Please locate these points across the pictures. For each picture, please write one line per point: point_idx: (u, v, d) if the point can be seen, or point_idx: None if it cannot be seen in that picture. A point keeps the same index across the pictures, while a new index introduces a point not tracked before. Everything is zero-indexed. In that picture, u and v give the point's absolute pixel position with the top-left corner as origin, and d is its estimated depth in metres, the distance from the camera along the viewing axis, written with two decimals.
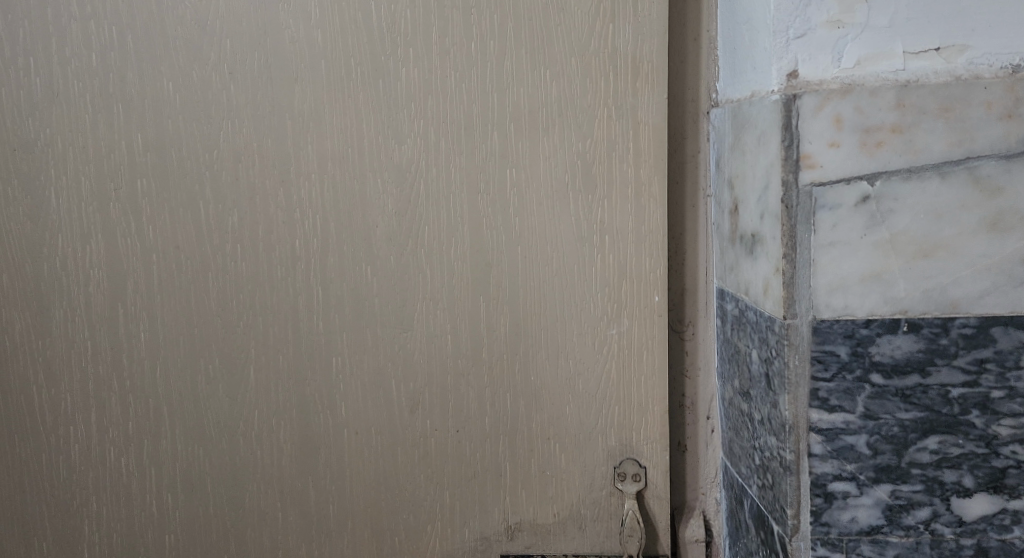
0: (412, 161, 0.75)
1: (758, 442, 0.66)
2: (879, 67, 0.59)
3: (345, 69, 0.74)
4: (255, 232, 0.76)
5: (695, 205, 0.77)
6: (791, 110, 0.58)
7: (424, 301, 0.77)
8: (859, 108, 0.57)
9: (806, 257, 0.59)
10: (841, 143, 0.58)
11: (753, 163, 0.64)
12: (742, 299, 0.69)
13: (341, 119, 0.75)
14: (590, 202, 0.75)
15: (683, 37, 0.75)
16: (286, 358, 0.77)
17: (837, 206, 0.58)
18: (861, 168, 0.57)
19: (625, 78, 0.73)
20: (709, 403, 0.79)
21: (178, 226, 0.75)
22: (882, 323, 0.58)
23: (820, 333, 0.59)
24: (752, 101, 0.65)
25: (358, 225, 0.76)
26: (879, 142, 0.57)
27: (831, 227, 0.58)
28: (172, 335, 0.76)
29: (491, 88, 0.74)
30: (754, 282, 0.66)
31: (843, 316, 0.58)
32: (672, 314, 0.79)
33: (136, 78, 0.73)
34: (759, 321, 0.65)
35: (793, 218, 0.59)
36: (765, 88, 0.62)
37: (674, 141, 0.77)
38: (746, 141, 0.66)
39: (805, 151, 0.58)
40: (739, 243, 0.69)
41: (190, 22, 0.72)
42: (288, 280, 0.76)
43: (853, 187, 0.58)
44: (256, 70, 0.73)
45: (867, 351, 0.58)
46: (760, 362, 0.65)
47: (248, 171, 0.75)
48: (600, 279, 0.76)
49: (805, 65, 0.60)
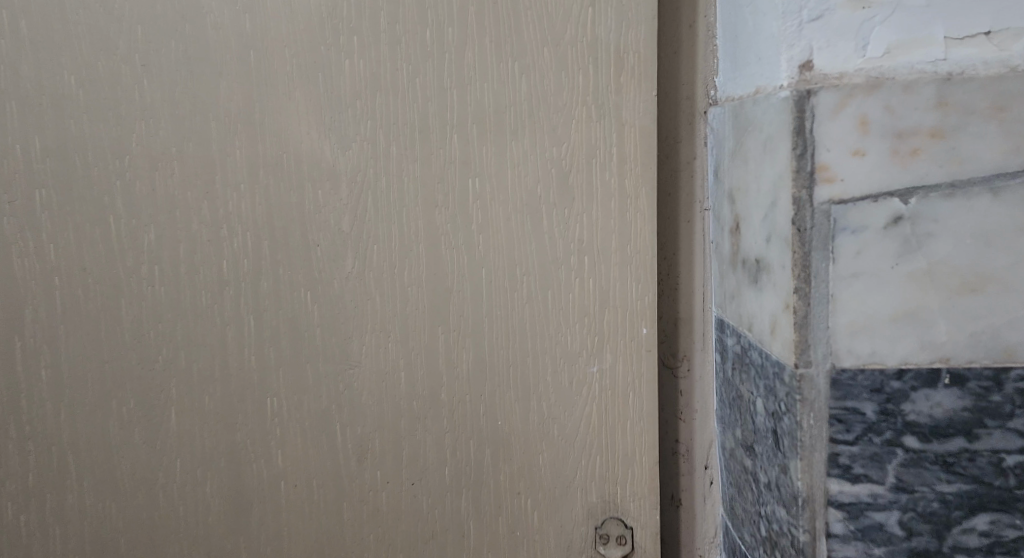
0: (357, 170, 0.64)
1: (763, 510, 0.55)
2: (913, 56, 0.47)
3: (279, 60, 0.63)
4: (175, 252, 0.65)
5: (690, 221, 0.66)
6: (804, 110, 0.47)
7: (374, 333, 0.66)
8: (889, 107, 0.47)
9: (823, 292, 0.48)
10: (866, 150, 0.47)
11: (757, 174, 0.53)
12: (745, 335, 0.58)
13: (274, 120, 0.63)
14: (567, 218, 0.64)
15: (675, 24, 0.64)
16: (213, 399, 0.66)
17: (862, 229, 0.47)
18: (892, 182, 0.47)
19: (607, 71, 0.62)
20: (707, 450, 0.68)
21: (85, 245, 0.64)
22: (917, 374, 0.47)
23: (841, 387, 0.48)
24: (756, 99, 0.54)
25: (296, 244, 0.65)
26: (916, 150, 0.46)
27: (855, 256, 0.47)
28: (79, 372, 0.65)
29: (449, 84, 0.63)
30: (758, 317, 0.55)
31: (869, 365, 0.47)
32: (663, 347, 0.68)
33: (34, 71, 0.62)
34: (764, 365, 0.54)
35: (806, 243, 0.48)
36: (772, 83, 0.51)
37: (666, 146, 0.66)
38: (748, 146, 0.55)
39: (822, 161, 0.47)
40: (741, 268, 0.58)
41: (96, 6, 0.62)
42: (215, 308, 0.65)
43: (882, 206, 0.47)
44: (175, 62, 0.63)
45: (899, 409, 0.47)
46: (765, 415, 0.54)
47: (167, 181, 0.64)
48: (579, 307, 0.65)
49: (822, 54, 0.49)
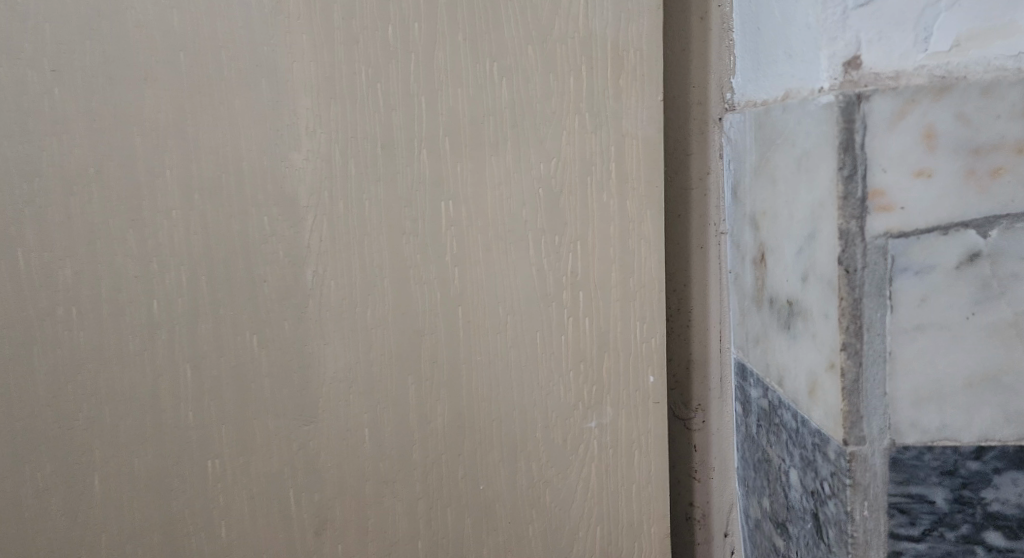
0: (310, 193, 0.54)
1: None
2: (991, 49, 0.38)
3: (214, 62, 0.53)
4: (97, 292, 0.55)
5: (704, 246, 0.56)
6: (852, 119, 0.37)
7: (332, 384, 0.56)
8: (962, 115, 0.37)
9: (879, 350, 0.38)
10: (933, 170, 0.37)
11: (789, 197, 0.44)
12: (774, 390, 0.48)
13: (212, 132, 0.53)
14: (559, 246, 0.54)
15: (683, 15, 0.54)
16: (145, 463, 0.56)
17: (927, 270, 0.38)
18: (968, 209, 0.37)
19: (604, 73, 0.53)
20: (726, 515, 0.58)
21: None
22: (1001, 454, 0.38)
23: (903, 469, 0.39)
24: (786, 105, 0.44)
25: (240, 280, 0.55)
26: (997, 169, 0.37)
27: (918, 304, 0.38)
28: None
29: (417, 90, 0.53)
30: (791, 370, 0.45)
31: (939, 442, 0.39)
32: (674, 396, 0.58)
33: None
34: (800, 432, 0.44)
35: (857, 288, 0.38)
36: (810, 86, 0.41)
37: (675, 159, 0.56)
38: (777, 162, 0.45)
39: (876, 185, 0.37)
40: (768, 308, 0.48)
41: None
42: (146, 357, 0.55)
43: (955, 240, 0.37)
44: (92, 66, 0.52)
45: (977, 496, 0.39)
46: (801, 491, 0.45)
47: (86, 207, 0.54)
48: (574, 352, 0.55)
49: (873, 49, 0.39)
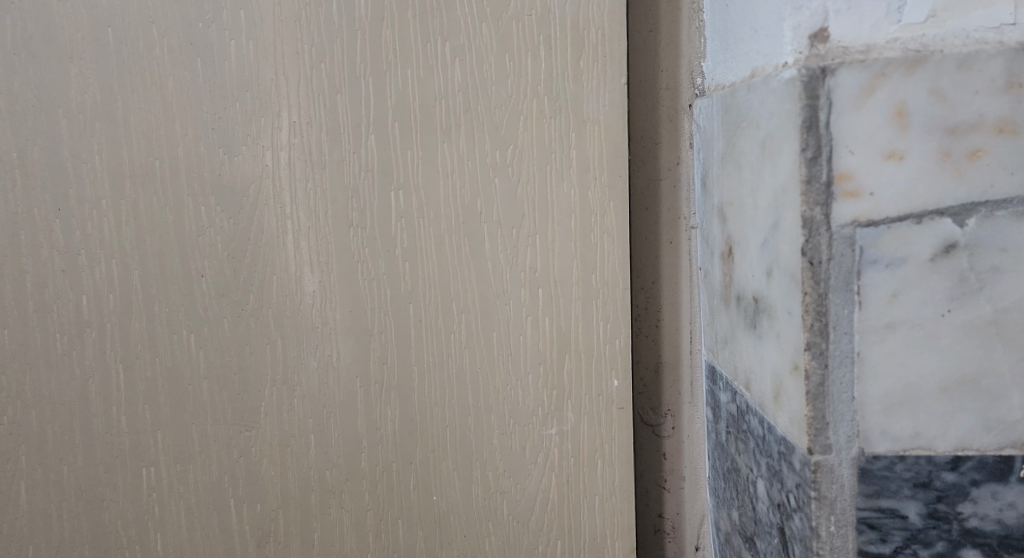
0: (247, 182, 0.51)
1: None
2: (969, 20, 0.35)
3: (144, 42, 0.50)
4: (21, 286, 0.52)
5: (673, 241, 0.53)
6: (818, 95, 0.35)
7: (274, 387, 0.52)
8: (937, 91, 0.35)
9: (847, 349, 0.36)
10: (905, 152, 0.35)
11: (753, 185, 0.41)
12: (741, 394, 0.45)
13: (141, 117, 0.51)
14: (517, 239, 0.49)
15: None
16: (73, 472, 0.54)
17: (898, 263, 0.36)
18: (944, 196, 0.35)
19: (563, 52, 0.48)
20: (697, 527, 0.54)
21: None
22: (980, 466, 0.37)
23: (873, 481, 0.37)
24: (750, 85, 0.41)
25: (175, 274, 0.52)
26: (975, 151, 0.35)
27: (888, 301, 0.36)
28: None
29: (363, 72, 0.49)
30: (757, 374, 0.42)
31: (912, 451, 0.37)
32: (641, 400, 0.54)
33: None
34: (766, 439, 0.41)
35: (824, 283, 0.36)
36: (774, 63, 0.38)
37: (642, 149, 0.52)
38: (740, 148, 0.42)
39: (842, 169, 0.35)
40: (735, 307, 0.45)
41: None
42: (74, 356, 0.53)
43: (930, 230, 0.35)
44: (14, 43, 0.50)
45: (953, 511, 0.37)
46: (766, 503, 0.42)
47: (8, 194, 0.51)
48: (532, 354, 0.50)
49: (842, 20, 0.36)
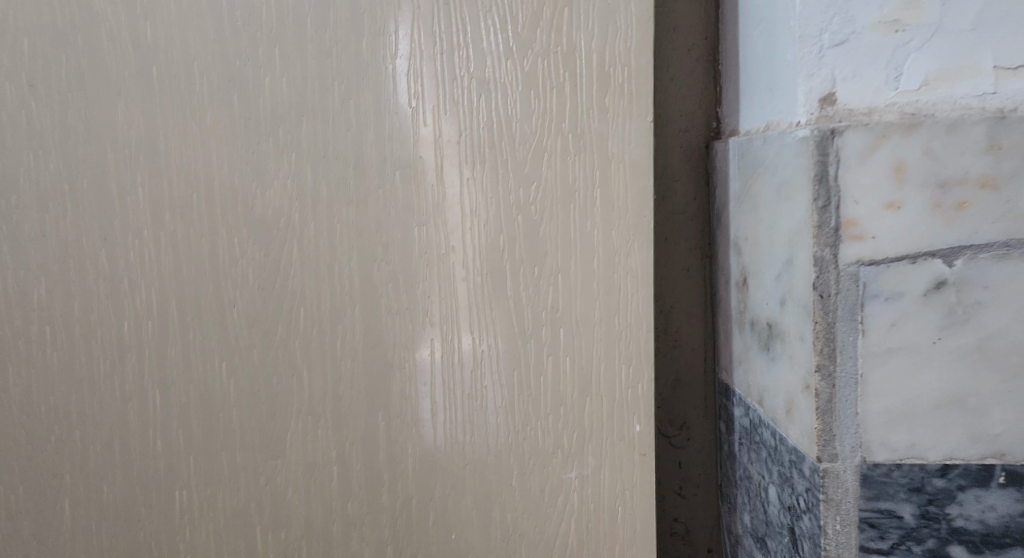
0: (278, 214, 0.51)
1: None
2: (957, 89, 0.39)
3: (184, 78, 0.52)
4: (70, 310, 0.55)
5: (689, 266, 0.54)
6: (827, 153, 0.39)
7: (300, 416, 0.53)
8: (929, 150, 0.38)
9: (851, 371, 0.40)
10: (903, 203, 0.39)
11: (767, 224, 0.44)
12: (754, 410, 0.48)
13: (180, 151, 0.52)
14: (539, 276, 0.48)
15: (668, 26, 0.52)
16: (113, 490, 0.56)
17: (897, 297, 0.39)
18: (935, 240, 0.39)
19: (589, 88, 0.47)
20: (710, 531, 0.56)
21: None
22: (965, 473, 0.40)
23: (873, 485, 0.40)
24: (765, 136, 0.44)
25: (208, 303, 0.53)
26: (963, 202, 0.38)
27: (887, 329, 0.39)
28: None
29: (388, 108, 0.50)
30: (771, 391, 0.45)
31: (908, 459, 0.40)
32: (659, 413, 0.55)
33: None
34: (778, 449, 0.45)
35: (832, 313, 0.39)
36: (787, 119, 0.42)
37: (663, 182, 0.53)
38: (757, 191, 0.45)
39: (848, 216, 0.39)
40: (749, 330, 0.48)
41: None
42: (115, 379, 0.55)
43: (923, 268, 0.39)
44: (67, 80, 0.53)
45: (943, 512, 0.40)
46: (778, 508, 0.45)
47: (59, 224, 0.54)
48: (552, 395, 0.49)
49: (847, 87, 0.40)
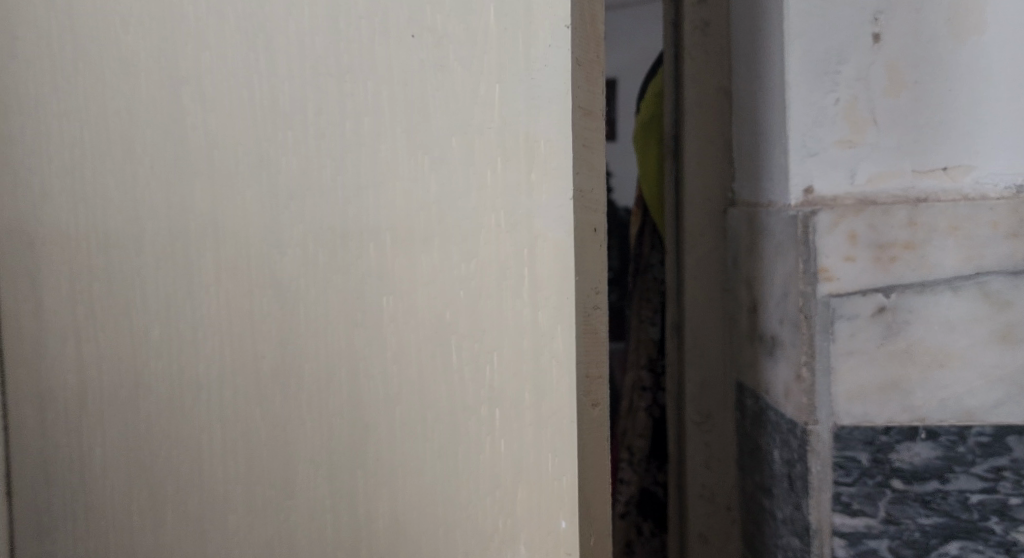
0: (290, 279, 0.57)
1: (781, 539, 0.81)
2: (890, 184, 0.72)
3: (232, 154, 0.59)
4: (170, 352, 0.61)
5: (711, 297, 0.97)
6: (809, 226, 0.72)
7: (307, 462, 0.58)
8: (871, 225, 0.70)
9: (828, 363, 0.72)
10: (856, 257, 0.71)
11: (774, 274, 0.80)
12: (763, 398, 0.84)
13: (235, 216, 0.59)
14: (478, 357, 0.54)
15: (699, 143, 0.97)
16: (193, 505, 0.62)
17: (855, 315, 0.71)
18: (877, 280, 0.70)
19: (519, 166, 0.53)
20: (727, 495, 0.95)
21: (119, 335, 0.62)
22: (900, 431, 0.71)
23: (841, 439, 0.72)
24: (772, 211, 0.81)
25: (248, 352, 0.59)
26: (894, 258, 0.70)
27: (849, 337, 0.71)
28: (110, 464, 0.63)
29: (364, 183, 0.55)
30: (775, 383, 0.80)
31: (863, 422, 0.71)
32: (691, 406, 0.97)
33: (76, 163, 0.62)
34: (782, 423, 0.79)
35: (813, 327, 0.72)
36: (785, 204, 0.78)
37: (699, 230, 0.97)
38: (768, 254, 0.81)
39: (823, 266, 0.71)
40: (764, 342, 0.83)
41: (119, 98, 0.61)
42: (193, 413, 0.61)
43: (869, 299, 0.70)
44: (168, 153, 0.60)
45: (887, 457, 0.71)
46: (782, 463, 0.79)
47: (156, 281, 0.61)
48: (489, 477, 0.54)
49: (820, 182, 0.75)
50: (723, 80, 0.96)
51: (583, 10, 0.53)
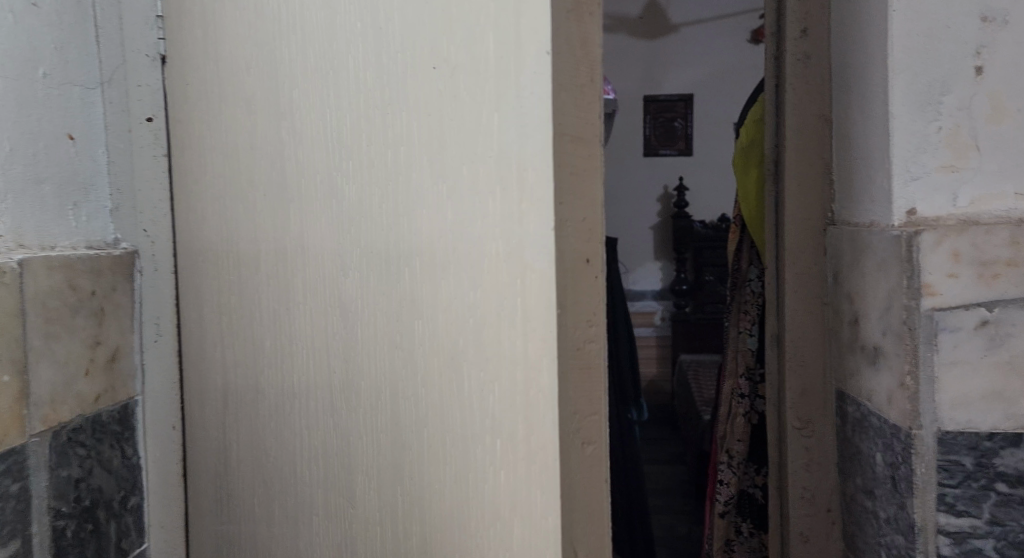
0: (350, 297, 0.67)
1: (884, 538, 0.83)
2: (992, 206, 0.76)
3: (325, 182, 0.67)
4: (282, 359, 0.70)
5: (811, 310, 0.97)
6: (913, 245, 0.75)
7: (363, 475, 0.68)
8: (974, 244, 0.74)
9: (930, 373, 0.75)
10: (959, 274, 0.74)
11: (874, 286, 0.82)
12: (865, 405, 0.86)
13: (322, 240, 0.67)
14: (484, 383, 0.64)
15: (799, 160, 0.97)
16: (304, 503, 0.70)
17: (958, 328, 0.74)
18: (982, 296, 0.74)
19: (513, 197, 0.63)
20: (829, 497, 0.97)
21: (246, 341, 0.71)
22: (1004, 438, 0.74)
23: (946, 443, 0.75)
24: (872, 229, 0.83)
25: (330, 360, 0.68)
26: (997, 275, 0.73)
27: (953, 348, 0.74)
28: (238, 452, 0.72)
29: (400, 211, 0.65)
30: (877, 391, 0.82)
31: (967, 429, 0.75)
32: (792, 411, 0.98)
33: (212, 190, 0.71)
34: (885, 428, 0.81)
35: (917, 338, 0.75)
36: (885, 223, 0.81)
37: (800, 244, 0.97)
38: (868, 264, 0.84)
39: (926, 282, 0.74)
40: (861, 352, 0.86)
41: (243, 136, 0.69)
42: (301, 411, 0.69)
43: (974, 312, 0.74)
44: (274, 180, 0.69)
45: (991, 461, 0.75)
46: (885, 465, 0.82)
47: (269, 296, 0.70)
48: (491, 508, 0.65)
49: (923, 204, 0.78)
50: (824, 107, 0.96)
51: (570, 36, 0.63)
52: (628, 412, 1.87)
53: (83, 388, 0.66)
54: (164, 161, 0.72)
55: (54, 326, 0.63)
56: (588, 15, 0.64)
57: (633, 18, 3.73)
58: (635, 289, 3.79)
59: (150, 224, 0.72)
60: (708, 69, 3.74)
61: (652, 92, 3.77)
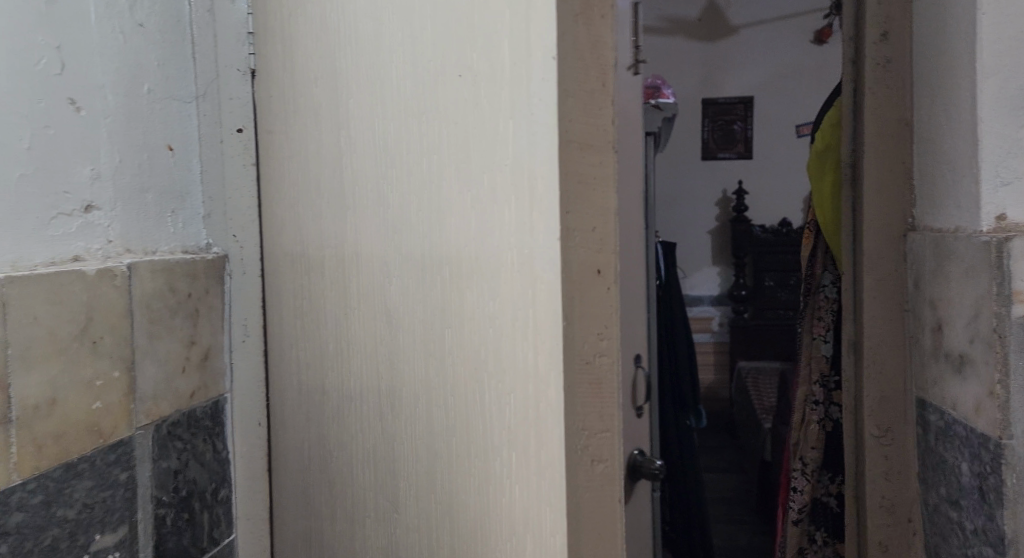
0: (394, 303, 0.68)
1: (970, 550, 0.81)
2: None
3: (374, 193, 0.68)
4: (341, 363, 0.72)
5: (890, 317, 0.96)
6: (1004, 251, 0.74)
7: (404, 479, 0.68)
8: None
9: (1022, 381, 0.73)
10: None
11: (959, 292, 0.81)
12: (949, 414, 0.85)
13: (376, 250, 0.69)
14: (501, 393, 0.63)
15: (877, 165, 0.95)
16: (362, 502, 0.71)
17: None
18: None
19: (525, 206, 0.61)
20: (909, 507, 0.95)
21: (317, 343, 0.73)
22: None
23: None
24: (957, 235, 0.82)
25: (384, 364, 0.69)
26: None
27: None
28: (308, 451, 0.74)
29: (433, 217, 0.66)
30: (963, 399, 0.81)
31: None
32: (871, 419, 0.96)
33: (291, 197, 0.74)
34: (972, 437, 0.80)
35: (1007, 346, 0.74)
36: (973, 229, 0.79)
37: (878, 251, 0.95)
38: (952, 271, 0.82)
39: (1018, 288, 0.73)
40: (943, 359, 0.85)
41: (313, 149, 0.72)
42: (361, 412, 0.71)
43: None
44: (337, 187, 0.71)
45: None
46: (971, 475, 0.80)
47: (332, 301, 0.72)
48: (507, 522, 0.64)
49: (1013, 210, 0.76)
50: (904, 111, 0.94)
51: (578, 39, 0.60)
52: (685, 418, 1.86)
53: (181, 385, 0.69)
54: (253, 169, 0.75)
55: (157, 326, 0.66)
56: (599, 17, 0.61)
57: (690, 21, 3.69)
58: (692, 294, 3.76)
59: (240, 230, 0.75)
60: (768, 71, 3.68)
61: (709, 95, 3.72)
